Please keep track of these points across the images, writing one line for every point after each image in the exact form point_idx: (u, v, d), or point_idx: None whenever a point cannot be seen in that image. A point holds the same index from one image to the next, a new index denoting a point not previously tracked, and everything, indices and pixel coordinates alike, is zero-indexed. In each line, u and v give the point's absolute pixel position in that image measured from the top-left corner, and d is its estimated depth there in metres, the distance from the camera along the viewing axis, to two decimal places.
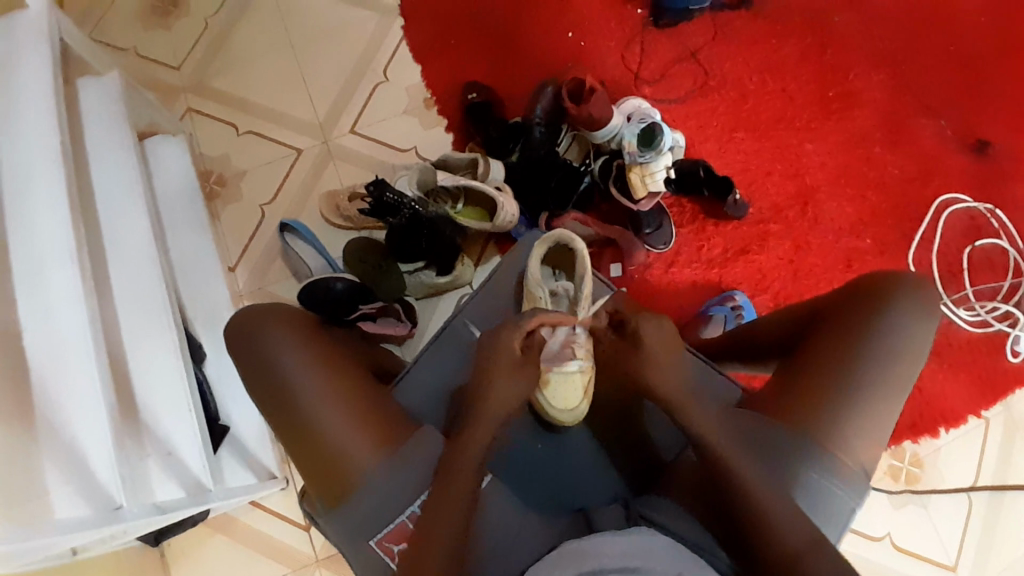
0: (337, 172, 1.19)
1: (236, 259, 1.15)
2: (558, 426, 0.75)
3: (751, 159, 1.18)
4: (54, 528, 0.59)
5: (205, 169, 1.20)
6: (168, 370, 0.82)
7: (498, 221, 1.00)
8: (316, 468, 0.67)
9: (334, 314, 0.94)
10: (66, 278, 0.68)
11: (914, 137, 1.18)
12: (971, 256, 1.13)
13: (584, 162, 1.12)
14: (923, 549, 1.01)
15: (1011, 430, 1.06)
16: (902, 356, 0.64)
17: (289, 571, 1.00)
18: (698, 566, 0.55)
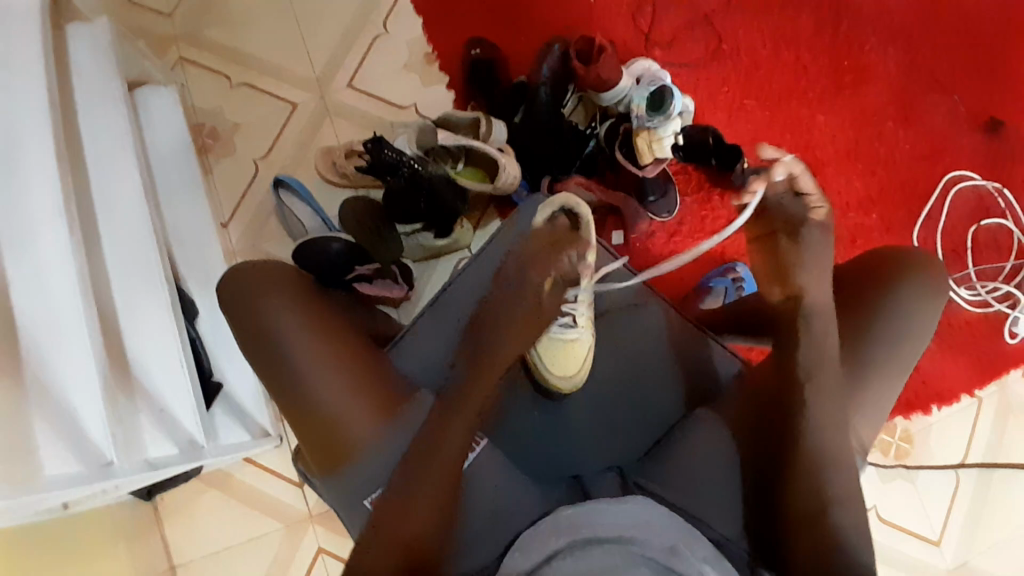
0: (334, 129, 1.15)
1: (229, 215, 1.12)
2: (557, 393, 0.75)
3: (760, 129, 1.15)
4: (46, 482, 0.59)
5: (197, 122, 1.15)
6: (161, 330, 0.80)
7: (499, 182, 0.97)
8: (311, 432, 0.66)
9: (331, 275, 0.92)
10: (58, 236, 0.66)
11: (928, 112, 1.15)
12: (976, 235, 1.11)
13: (590, 125, 1.09)
14: (909, 523, 1.03)
15: (1003, 410, 1.06)
16: (907, 337, 0.63)
17: (282, 527, 1.01)
18: (692, 537, 0.56)
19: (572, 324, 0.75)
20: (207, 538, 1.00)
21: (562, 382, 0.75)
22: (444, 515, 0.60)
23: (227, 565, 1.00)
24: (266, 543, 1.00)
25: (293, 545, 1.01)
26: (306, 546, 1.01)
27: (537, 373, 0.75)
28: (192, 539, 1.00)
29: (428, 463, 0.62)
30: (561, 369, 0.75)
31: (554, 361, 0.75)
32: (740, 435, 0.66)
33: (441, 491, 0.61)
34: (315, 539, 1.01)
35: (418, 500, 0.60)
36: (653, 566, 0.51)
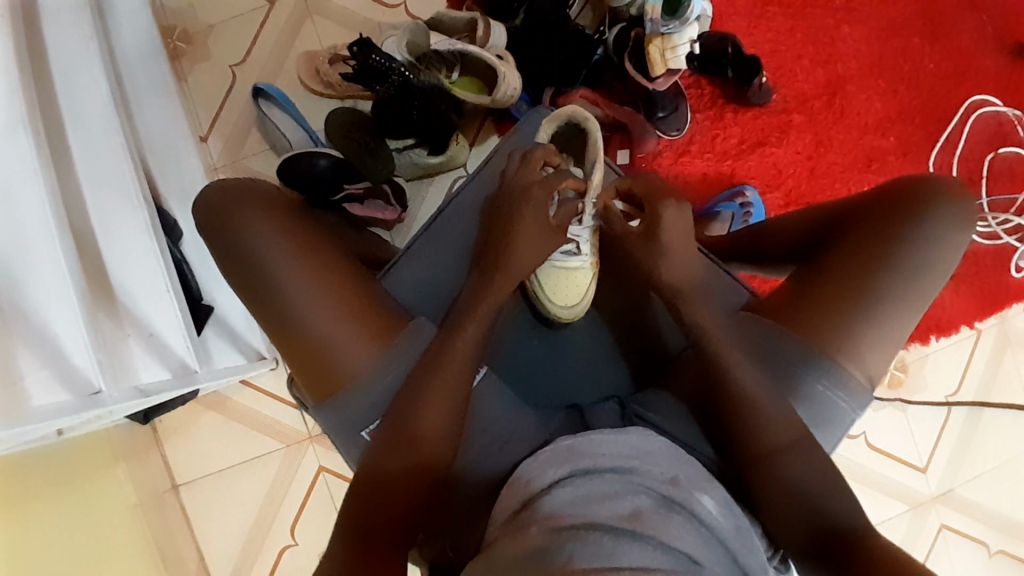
0: (317, 30, 1.05)
1: (209, 128, 1.04)
2: (556, 321, 0.73)
3: (781, 37, 1.05)
4: (34, 415, 0.56)
5: (167, 22, 1.05)
6: (140, 252, 0.76)
7: (498, 95, 0.89)
8: (304, 358, 0.63)
9: (316, 192, 0.87)
10: (19, 144, 0.62)
11: (959, 24, 1.06)
12: (992, 164, 1.06)
13: (598, 30, 0.99)
14: (898, 450, 1.05)
15: (1001, 342, 1.06)
16: (928, 269, 0.59)
17: (282, 448, 1.02)
18: (691, 467, 0.55)
19: (576, 250, 0.74)
20: (208, 459, 1.02)
21: (568, 311, 0.72)
22: (441, 439, 0.59)
23: (228, 484, 1.01)
24: (266, 464, 1.02)
25: (293, 465, 1.02)
26: (305, 468, 1.02)
27: (537, 298, 0.73)
28: (193, 460, 1.01)
29: (425, 385, 0.59)
30: (566, 299, 0.72)
31: (558, 290, 0.72)
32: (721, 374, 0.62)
33: (449, 410, 0.60)
34: (315, 458, 1.02)
35: (424, 420, 0.58)
36: (652, 495, 0.51)
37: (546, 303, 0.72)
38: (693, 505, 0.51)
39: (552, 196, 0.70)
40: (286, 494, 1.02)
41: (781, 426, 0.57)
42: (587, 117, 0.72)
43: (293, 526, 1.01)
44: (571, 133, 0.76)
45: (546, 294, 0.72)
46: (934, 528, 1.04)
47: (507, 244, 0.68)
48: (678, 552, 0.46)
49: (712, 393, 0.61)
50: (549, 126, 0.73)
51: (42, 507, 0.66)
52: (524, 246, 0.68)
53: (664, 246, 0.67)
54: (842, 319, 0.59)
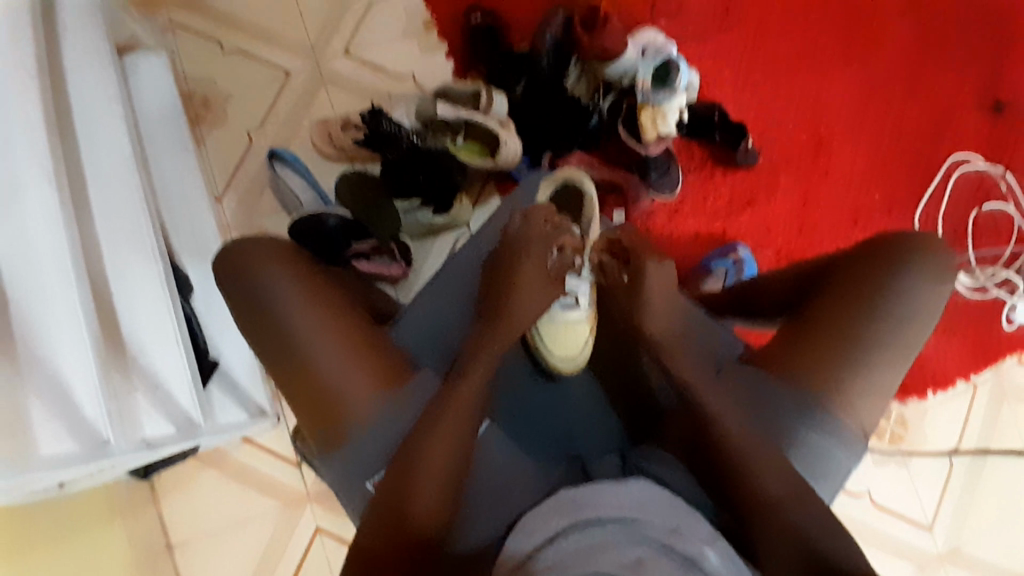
0: (330, 98, 1.12)
1: (223, 189, 1.09)
2: (555, 372, 0.77)
3: (766, 104, 1.12)
4: (39, 463, 0.58)
5: (188, 90, 1.12)
6: (153, 303, 0.78)
7: (501, 157, 0.96)
8: (311, 407, 0.65)
9: (324, 249, 0.92)
10: (45, 200, 0.66)
11: (935, 90, 1.13)
12: (976, 220, 1.10)
13: (592, 99, 1.04)
14: (901, 506, 1.04)
15: (997, 395, 1.07)
16: (912, 319, 0.62)
17: (279, 506, 1.01)
18: (694, 516, 0.55)
19: (575, 304, 0.77)
20: (205, 518, 1.00)
21: (566, 363, 0.76)
22: (445, 487, 0.59)
23: (224, 543, 1.00)
24: (263, 523, 1.01)
25: (290, 524, 1.01)
26: (303, 527, 1.01)
27: (538, 351, 0.76)
28: (189, 519, 1.00)
29: (430, 433, 0.61)
30: (564, 350, 0.76)
31: (557, 342, 0.76)
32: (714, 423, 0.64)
33: (451, 456, 0.61)
34: (312, 520, 1.01)
35: (426, 465, 0.59)
36: (653, 546, 0.52)
37: (546, 355, 0.76)
38: (694, 554, 0.52)
39: (551, 250, 0.73)
40: (282, 555, 1.00)
41: (784, 478, 0.58)
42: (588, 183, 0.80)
43: None
44: (568, 194, 0.82)
45: (545, 346, 0.76)
46: None
47: (509, 297, 0.71)
48: None
49: (700, 446, 0.62)
50: (546, 189, 0.80)
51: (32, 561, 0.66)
52: (523, 298, 0.71)
53: (646, 302, 0.73)
54: (832, 367, 0.61)
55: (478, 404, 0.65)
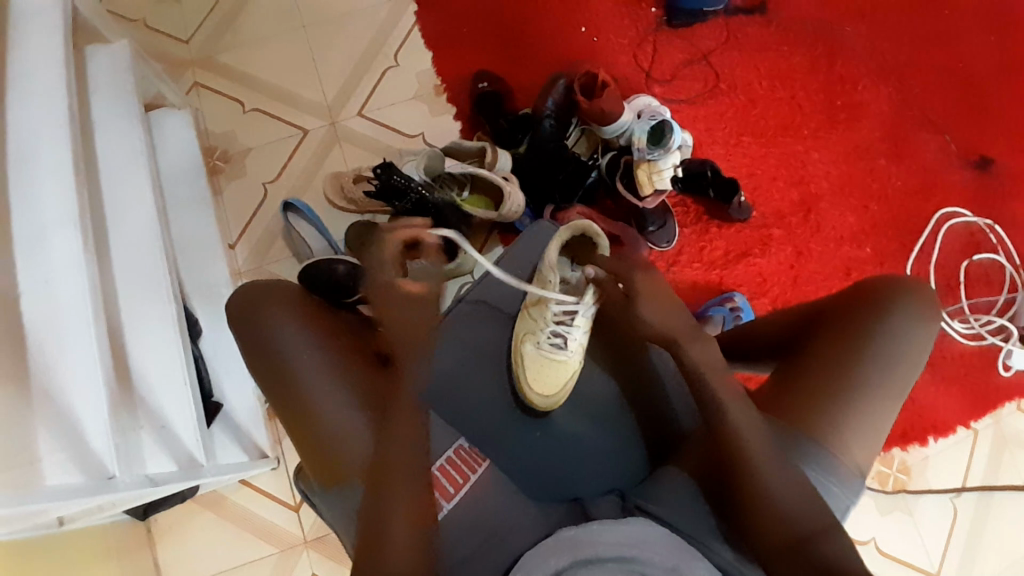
0: (343, 153, 1.18)
1: (237, 236, 1.14)
2: (536, 410, 0.78)
3: (757, 163, 1.18)
4: (43, 493, 0.57)
5: (209, 144, 1.18)
6: (162, 341, 0.80)
7: (504, 210, 0.99)
8: (314, 448, 0.67)
9: (332, 295, 0.95)
10: (69, 241, 0.68)
11: (918, 149, 1.19)
12: (968, 270, 1.14)
13: (592, 156, 1.11)
14: (907, 555, 1.02)
15: (999, 443, 1.07)
16: (902, 361, 0.64)
17: (275, 551, 1.00)
18: (693, 557, 0.55)
19: (563, 346, 0.78)
20: (198, 561, 0.99)
21: (545, 402, 0.78)
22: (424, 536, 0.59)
23: None
24: (259, 567, 0.99)
25: (286, 569, 0.99)
26: (299, 571, 0.99)
27: (517, 383, 0.79)
28: (183, 561, 0.99)
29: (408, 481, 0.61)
30: (544, 388, 0.78)
31: (537, 378, 0.79)
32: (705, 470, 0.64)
33: (421, 504, 0.61)
34: (308, 565, 0.99)
35: (395, 516, 0.59)
36: None
37: (523, 388, 0.78)
38: None
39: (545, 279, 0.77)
40: None
41: (791, 518, 0.57)
42: (601, 233, 0.79)
43: None
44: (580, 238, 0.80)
45: (524, 379, 0.78)
46: None
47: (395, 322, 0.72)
48: None
49: (716, 482, 0.63)
50: (560, 236, 0.77)
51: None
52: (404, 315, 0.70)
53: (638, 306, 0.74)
54: (825, 409, 0.63)
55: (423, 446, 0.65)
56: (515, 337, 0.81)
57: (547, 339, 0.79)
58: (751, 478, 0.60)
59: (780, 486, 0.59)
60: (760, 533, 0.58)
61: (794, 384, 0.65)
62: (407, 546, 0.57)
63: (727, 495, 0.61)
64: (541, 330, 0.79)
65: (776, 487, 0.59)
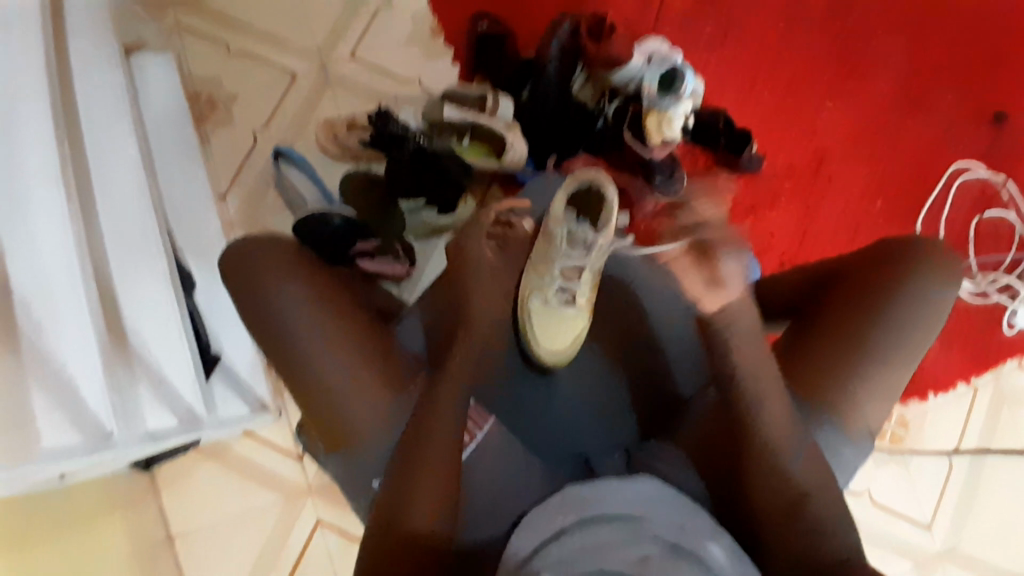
0: (336, 99, 1.12)
1: (228, 186, 1.09)
2: (545, 367, 0.76)
3: (768, 112, 1.14)
4: (42, 455, 0.57)
5: (194, 90, 1.12)
6: (156, 299, 0.78)
7: (506, 159, 0.97)
8: (319, 411, 0.65)
9: (328, 249, 0.92)
10: (53, 200, 0.66)
11: (936, 99, 1.14)
12: (979, 227, 1.11)
13: (598, 103, 1.03)
14: (901, 506, 1.04)
15: (997, 400, 1.08)
16: (919, 324, 0.62)
17: (280, 500, 1.01)
18: (701, 517, 0.55)
19: (572, 300, 0.76)
20: (202, 511, 1.00)
21: (554, 357, 0.76)
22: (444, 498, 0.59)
23: (222, 539, 0.99)
24: (265, 516, 1.00)
25: (291, 518, 1.00)
26: (304, 520, 1.00)
27: (527, 342, 0.76)
28: (187, 511, 0.99)
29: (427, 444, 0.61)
30: (554, 343, 0.76)
31: (548, 334, 0.76)
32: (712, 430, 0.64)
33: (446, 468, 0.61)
34: (313, 513, 1.01)
35: (426, 475, 0.59)
36: (663, 543, 0.51)
37: (533, 346, 0.76)
38: (697, 551, 0.51)
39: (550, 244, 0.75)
40: (283, 547, 1.00)
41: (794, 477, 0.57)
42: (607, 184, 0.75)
43: None
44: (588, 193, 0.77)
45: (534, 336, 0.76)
46: None
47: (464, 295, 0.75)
48: None
49: (729, 441, 0.63)
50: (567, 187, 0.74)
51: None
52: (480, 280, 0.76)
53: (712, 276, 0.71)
54: (838, 374, 0.62)
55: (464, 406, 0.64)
56: (520, 293, 0.78)
57: (555, 292, 0.76)
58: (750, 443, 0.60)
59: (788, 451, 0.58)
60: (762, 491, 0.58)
61: (808, 347, 0.64)
62: (429, 508, 0.57)
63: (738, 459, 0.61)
64: (549, 283, 0.76)
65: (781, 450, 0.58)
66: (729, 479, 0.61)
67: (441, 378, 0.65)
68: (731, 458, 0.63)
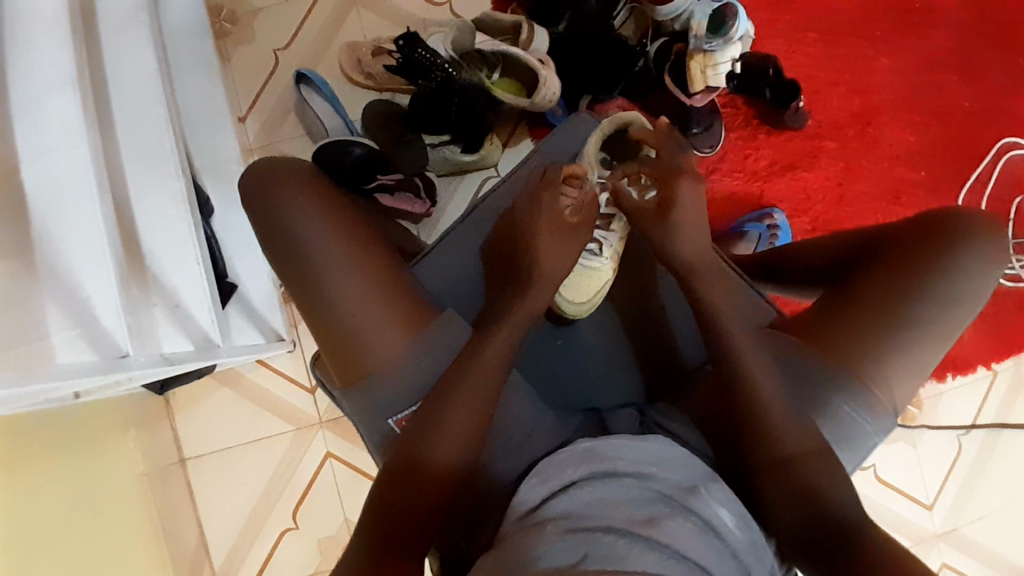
0: (361, 21, 1.06)
1: (247, 109, 1.06)
2: (564, 318, 0.75)
3: (819, 63, 1.06)
4: (53, 369, 0.55)
5: (214, 2, 1.06)
6: (175, 224, 0.77)
7: (536, 99, 0.90)
8: (335, 345, 0.64)
9: (348, 180, 0.90)
10: (66, 106, 0.62)
11: (1001, 61, 1.06)
12: (1021, 207, 1.05)
13: (639, 42, 0.99)
14: (904, 483, 1.04)
15: (1017, 385, 1.05)
16: (962, 301, 0.60)
17: (291, 430, 1.03)
18: (713, 480, 0.54)
19: (597, 252, 0.74)
20: (216, 433, 1.03)
21: (573, 308, 0.74)
22: (462, 440, 0.59)
23: (235, 460, 1.02)
24: (275, 444, 1.03)
25: (301, 448, 1.03)
26: (314, 451, 1.03)
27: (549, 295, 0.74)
28: (203, 432, 1.03)
29: (444, 391, 0.60)
30: (575, 295, 0.74)
31: (568, 285, 0.74)
32: (723, 395, 0.63)
33: (465, 415, 0.60)
34: (322, 445, 1.03)
35: (449, 423, 0.59)
36: (667, 501, 0.51)
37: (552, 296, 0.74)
38: (708, 515, 0.51)
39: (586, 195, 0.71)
40: (292, 475, 1.02)
41: (796, 440, 0.58)
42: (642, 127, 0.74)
43: (295, 509, 1.02)
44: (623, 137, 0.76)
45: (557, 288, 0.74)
46: (936, 564, 1.03)
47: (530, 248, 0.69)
48: (687, 561, 0.46)
49: (728, 411, 0.62)
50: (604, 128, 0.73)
51: (42, 466, 0.66)
52: (554, 237, 0.69)
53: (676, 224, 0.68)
54: (870, 346, 0.59)
55: (492, 355, 0.62)
56: None
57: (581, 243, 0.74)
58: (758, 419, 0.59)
59: (791, 428, 0.58)
60: (765, 457, 0.58)
61: (845, 316, 0.61)
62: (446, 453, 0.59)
63: (735, 424, 0.61)
64: None
65: (777, 413, 0.59)
66: (733, 447, 0.61)
67: (479, 332, 0.64)
68: (727, 424, 0.61)
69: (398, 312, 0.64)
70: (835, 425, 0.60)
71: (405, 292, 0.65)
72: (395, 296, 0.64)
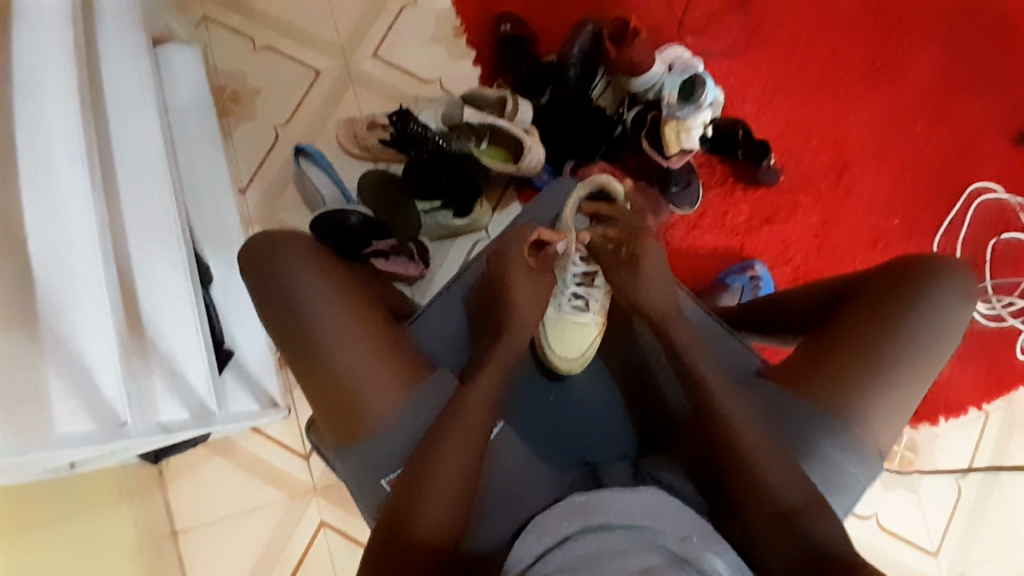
0: (357, 97, 1.14)
1: (248, 181, 1.11)
2: (557, 373, 0.76)
3: (789, 122, 1.13)
4: (55, 440, 0.57)
5: (218, 84, 1.14)
6: (177, 289, 0.79)
7: (523, 164, 0.96)
8: (331, 405, 0.65)
9: (347, 246, 0.93)
10: (77, 180, 0.67)
11: (959, 116, 1.13)
12: (995, 249, 1.09)
13: (616, 111, 1.07)
14: (909, 532, 1.03)
15: (1009, 425, 1.06)
16: (935, 341, 0.62)
17: (286, 499, 1.02)
18: (717, 541, 0.54)
19: (584, 308, 0.79)
20: (209, 503, 1.01)
21: (566, 363, 0.76)
22: (457, 492, 0.60)
23: (228, 531, 1.01)
24: (270, 512, 1.01)
25: (295, 516, 1.01)
26: (308, 519, 1.01)
27: (540, 347, 0.78)
28: (196, 502, 1.01)
29: (439, 445, 0.61)
30: (568, 350, 0.77)
31: (560, 340, 0.77)
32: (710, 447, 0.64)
33: (461, 467, 0.61)
34: (317, 512, 1.02)
35: (446, 474, 0.60)
36: (665, 554, 0.51)
37: (546, 351, 0.77)
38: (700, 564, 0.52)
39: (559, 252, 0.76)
40: (286, 544, 1.01)
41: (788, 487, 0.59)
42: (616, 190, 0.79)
43: None
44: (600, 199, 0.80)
45: (550, 343, 0.77)
46: None
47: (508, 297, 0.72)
48: None
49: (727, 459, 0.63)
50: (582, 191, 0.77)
51: (34, 537, 0.66)
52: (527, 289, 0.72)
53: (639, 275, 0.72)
54: (853, 387, 0.61)
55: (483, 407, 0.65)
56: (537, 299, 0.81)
57: (569, 300, 0.79)
58: (752, 464, 0.60)
59: (785, 473, 0.59)
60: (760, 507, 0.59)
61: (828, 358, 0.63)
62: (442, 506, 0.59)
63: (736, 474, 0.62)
64: (563, 290, 0.79)
65: (768, 456, 0.60)
66: (725, 494, 0.61)
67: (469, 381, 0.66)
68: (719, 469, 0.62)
69: (393, 370, 0.66)
70: (821, 468, 0.62)
71: (399, 350, 0.67)
72: (389, 355, 0.66)
